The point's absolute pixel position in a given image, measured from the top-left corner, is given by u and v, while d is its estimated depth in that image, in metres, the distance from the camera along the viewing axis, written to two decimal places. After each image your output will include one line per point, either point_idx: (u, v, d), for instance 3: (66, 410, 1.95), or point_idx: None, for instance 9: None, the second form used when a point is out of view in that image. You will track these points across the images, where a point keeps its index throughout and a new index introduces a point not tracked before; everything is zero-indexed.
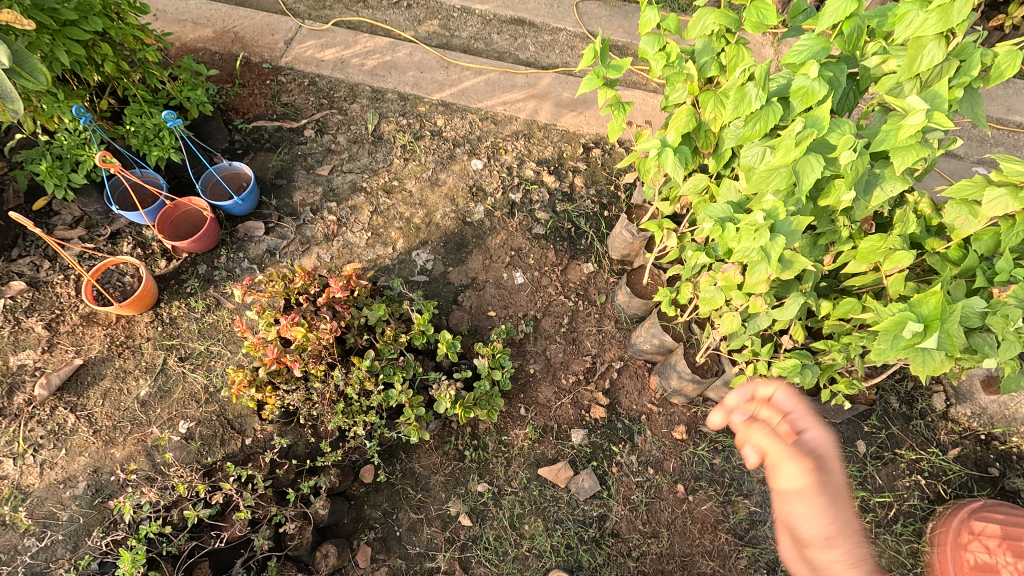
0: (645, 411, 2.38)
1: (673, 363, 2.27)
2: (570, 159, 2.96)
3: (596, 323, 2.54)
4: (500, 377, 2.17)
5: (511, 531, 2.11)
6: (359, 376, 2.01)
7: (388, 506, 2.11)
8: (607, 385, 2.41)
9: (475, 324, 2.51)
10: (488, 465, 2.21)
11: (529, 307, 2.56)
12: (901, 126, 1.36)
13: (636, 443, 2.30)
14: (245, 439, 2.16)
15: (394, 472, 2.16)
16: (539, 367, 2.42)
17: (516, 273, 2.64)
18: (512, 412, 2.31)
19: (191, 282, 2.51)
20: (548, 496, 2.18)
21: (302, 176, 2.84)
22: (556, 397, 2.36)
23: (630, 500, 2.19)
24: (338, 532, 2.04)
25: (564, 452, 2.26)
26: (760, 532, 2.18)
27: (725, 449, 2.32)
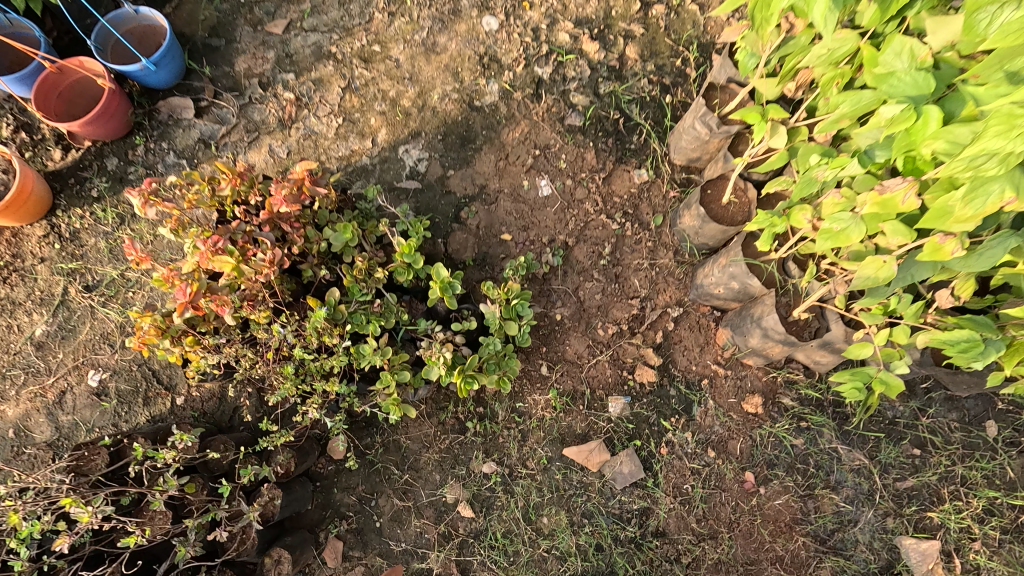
0: (707, 374, 1.78)
1: (757, 316, 1.64)
2: (622, 17, 2.07)
3: (647, 254, 1.86)
4: (516, 333, 1.56)
5: (525, 526, 1.63)
6: (316, 329, 1.41)
7: (366, 490, 1.62)
8: (659, 340, 1.79)
9: (483, 251, 1.87)
10: (497, 440, 1.67)
11: (557, 230, 1.88)
12: None
13: (693, 418, 1.74)
14: (176, 399, 1.64)
15: (374, 448, 1.63)
16: (568, 313, 1.80)
17: (541, 181, 1.92)
18: (530, 373, 1.73)
19: (97, 182, 1.83)
20: (575, 483, 1.66)
21: (246, 35, 2.02)
22: (589, 354, 1.76)
23: (682, 491, 1.67)
24: (300, 522, 1.57)
25: (598, 427, 1.71)
26: (848, 536, 1.68)
27: (811, 429, 1.75)
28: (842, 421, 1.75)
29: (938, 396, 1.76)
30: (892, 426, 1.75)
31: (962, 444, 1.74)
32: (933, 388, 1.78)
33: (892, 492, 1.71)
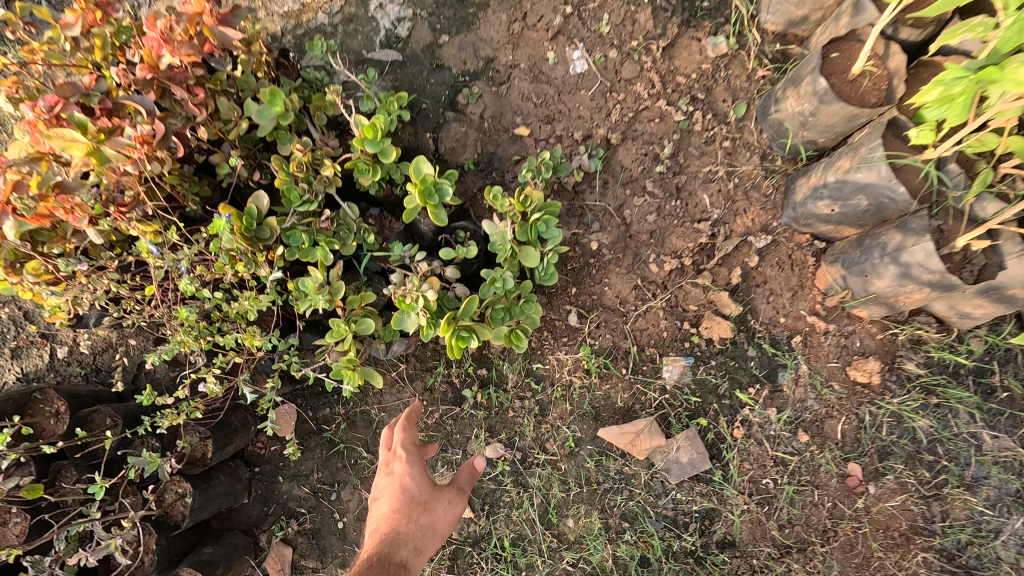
0: (800, 329, 1.28)
1: (895, 246, 1.10)
2: None
3: (722, 158, 1.30)
4: (535, 264, 1.04)
5: (543, 530, 1.19)
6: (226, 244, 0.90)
7: (323, 480, 1.17)
8: (735, 281, 1.28)
9: (489, 152, 1.31)
10: (506, 414, 1.21)
11: (594, 122, 1.30)
12: None
13: (778, 389, 1.25)
14: (56, 350, 1.18)
15: (334, 424, 1.17)
16: (609, 241, 1.27)
17: (575, 51, 1.32)
18: (554, 323, 1.24)
19: None
20: (612, 474, 1.20)
21: None
22: (636, 299, 1.26)
23: (759, 489, 1.21)
24: (233, 520, 1.15)
25: (645, 400, 1.22)
26: (988, 553, 1.21)
27: (945, 408, 1.25)
28: (992, 397, 1.24)
29: None
30: None
31: None
32: None
33: None
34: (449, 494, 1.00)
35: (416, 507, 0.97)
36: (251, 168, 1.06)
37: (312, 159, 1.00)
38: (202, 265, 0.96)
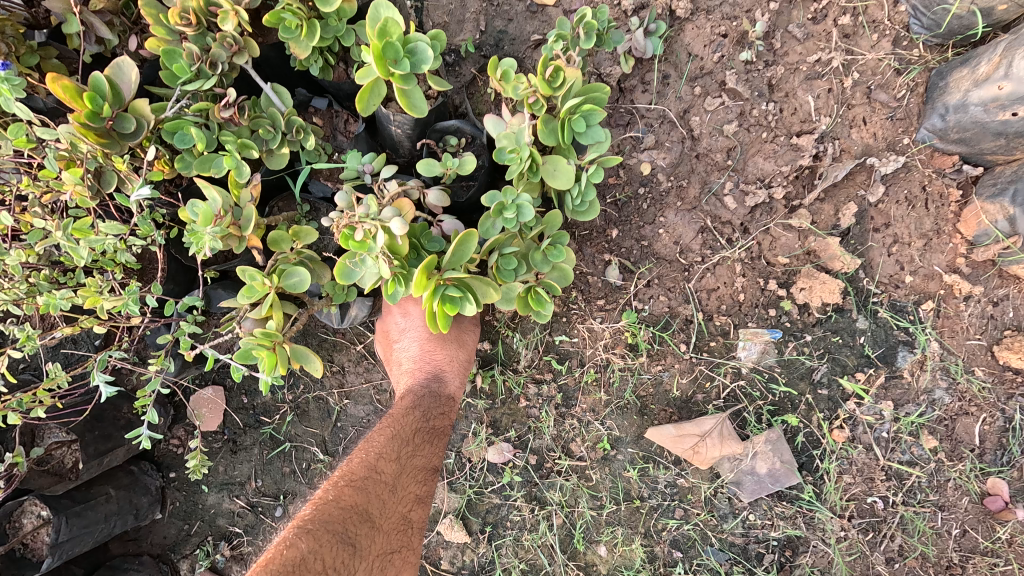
0: (935, 294, 0.89)
1: None
2: None
3: (838, 41, 0.87)
4: (565, 185, 0.66)
5: (565, 556, 0.90)
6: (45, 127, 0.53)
7: (263, 491, 0.85)
8: (845, 224, 0.89)
9: (491, 23, 0.87)
10: (518, 403, 0.89)
11: None
12: None
13: (897, 377, 0.89)
14: None
15: (275, 418, 0.84)
16: (665, 165, 0.88)
17: None
18: (583, 281, 0.89)
19: None
20: (660, 487, 0.88)
21: None
22: (702, 249, 0.89)
23: (864, 512, 0.88)
24: (141, 542, 0.84)
25: (710, 388, 0.89)
26: None
27: None
28: None
29: None
30: None
31: None
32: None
33: None
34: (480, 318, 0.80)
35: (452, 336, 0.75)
36: (124, 32, 0.68)
37: (206, 5, 0.61)
38: (28, 174, 0.60)
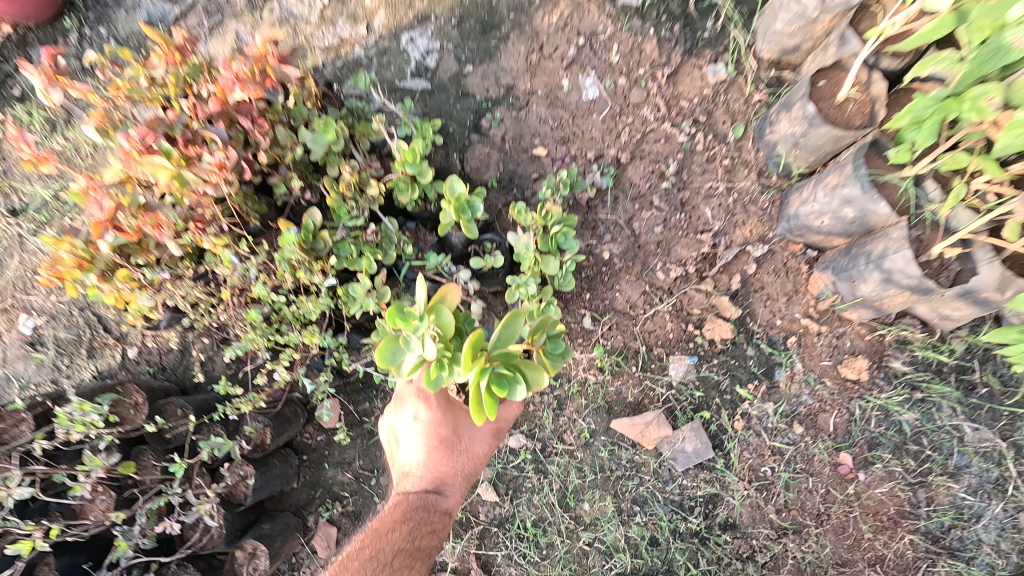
0: (795, 331, 1.39)
1: (875, 254, 1.22)
2: None
3: (722, 175, 1.43)
4: (554, 271, 1.18)
5: (562, 513, 1.32)
6: (287, 257, 1.05)
7: (363, 466, 1.31)
8: (735, 287, 1.40)
9: (510, 171, 1.45)
10: (527, 408, 1.33)
11: (607, 144, 1.44)
12: None
13: (775, 385, 1.36)
14: (128, 350, 1.31)
15: (372, 416, 1.30)
16: (619, 251, 1.40)
17: (587, 81, 1.46)
18: (570, 325, 1.38)
19: (22, 80, 1.44)
20: (624, 462, 1.33)
21: None
22: (644, 303, 1.38)
23: (759, 476, 1.33)
24: (285, 501, 1.30)
25: (654, 395, 1.36)
26: (967, 535, 1.33)
27: (927, 403, 1.37)
28: (970, 395, 1.36)
29: None
30: None
31: None
32: None
33: None
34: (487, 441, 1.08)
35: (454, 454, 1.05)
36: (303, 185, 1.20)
37: (359, 180, 1.15)
38: (266, 273, 1.11)
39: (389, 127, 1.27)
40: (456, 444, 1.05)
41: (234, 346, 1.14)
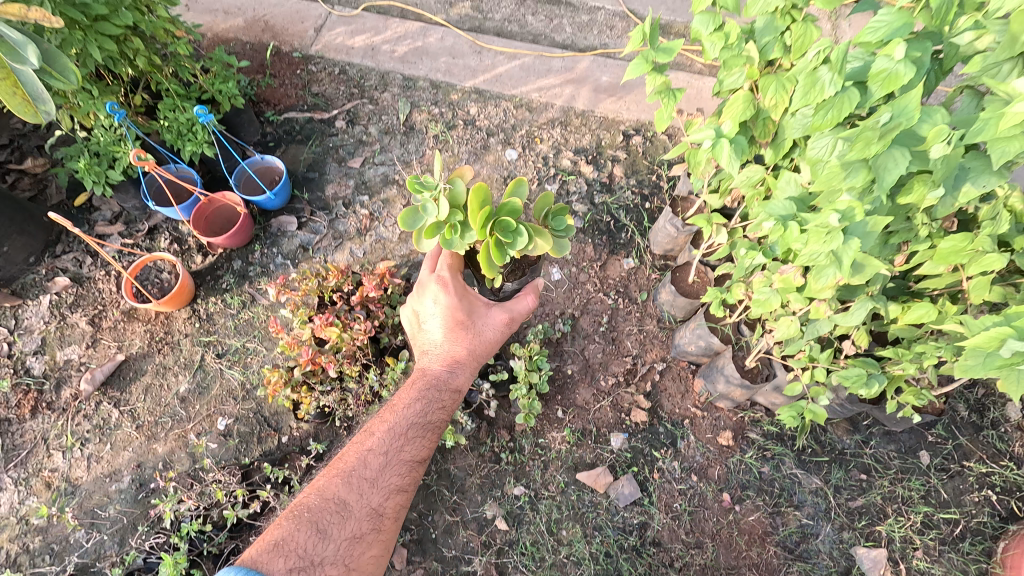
0: (688, 415, 2.26)
1: (720, 367, 2.14)
2: (609, 148, 2.82)
3: (635, 322, 2.42)
4: (538, 381, 2.13)
5: (549, 537, 2.06)
6: (394, 377, 2.03)
7: (424, 509, 2.09)
8: (649, 388, 2.30)
9: None
10: (525, 467, 2.16)
11: (567, 304, 2.45)
12: (1004, 114, 1.24)
13: (679, 449, 2.20)
14: (282, 437, 2.17)
15: (430, 474, 2.13)
16: (577, 368, 2.33)
17: (553, 268, 2.52)
18: (549, 414, 2.24)
19: (227, 277, 2.49)
20: (587, 502, 2.11)
21: (334, 170, 2.77)
22: (594, 400, 2.27)
23: (672, 508, 2.11)
24: None
25: (603, 458, 2.18)
26: (812, 546, 2.07)
27: (774, 458, 2.20)
28: (799, 452, 2.21)
29: (876, 430, 2.24)
30: (841, 455, 2.21)
31: (899, 468, 2.19)
32: (872, 423, 2.26)
33: (845, 510, 2.12)
34: (491, 331, 1.72)
35: (466, 337, 1.70)
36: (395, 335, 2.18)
37: None
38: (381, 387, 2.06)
39: None
40: (468, 332, 1.69)
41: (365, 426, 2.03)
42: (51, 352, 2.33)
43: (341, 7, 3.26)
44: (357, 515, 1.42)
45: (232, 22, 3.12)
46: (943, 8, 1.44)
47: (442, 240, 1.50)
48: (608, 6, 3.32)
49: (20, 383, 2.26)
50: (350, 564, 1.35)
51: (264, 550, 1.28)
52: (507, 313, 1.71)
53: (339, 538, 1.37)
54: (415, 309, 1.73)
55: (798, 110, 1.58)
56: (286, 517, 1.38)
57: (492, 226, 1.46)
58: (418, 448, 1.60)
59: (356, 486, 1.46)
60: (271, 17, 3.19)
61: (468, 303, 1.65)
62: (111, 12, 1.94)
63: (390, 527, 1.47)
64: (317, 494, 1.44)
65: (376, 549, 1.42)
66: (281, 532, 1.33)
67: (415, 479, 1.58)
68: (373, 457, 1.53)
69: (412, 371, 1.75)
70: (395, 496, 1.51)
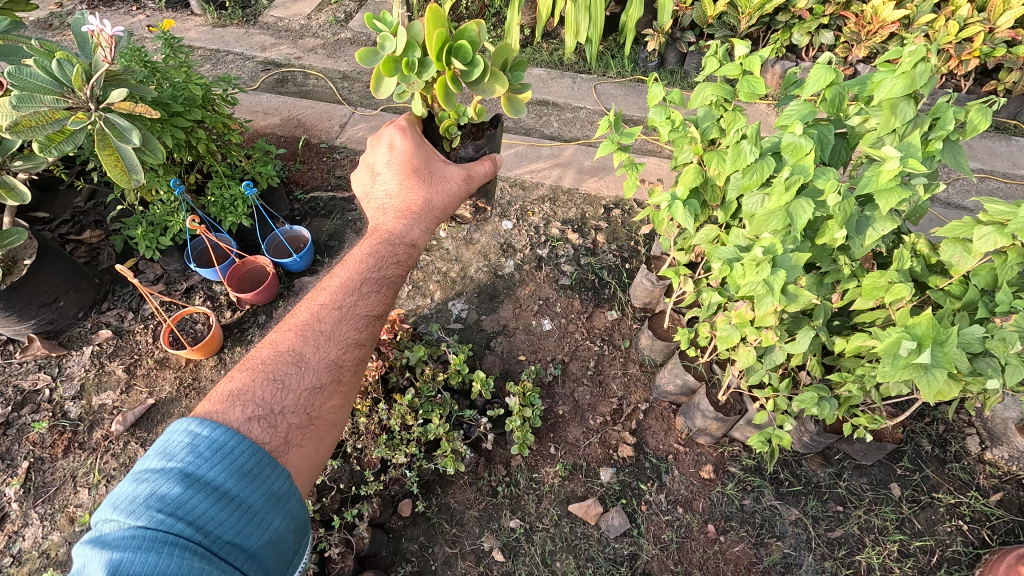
0: (672, 451, 2.45)
1: (696, 402, 2.35)
2: (592, 218, 3.24)
3: (620, 367, 2.67)
4: (531, 414, 2.38)
5: (543, 568, 2.15)
6: (401, 410, 2.24)
7: (424, 540, 2.21)
8: (634, 426, 2.51)
9: (506, 368, 2.66)
10: (520, 501, 2.30)
11: (557, 351, 2.71)
12: (881, 172, 1.63)
13: (663, 483, 2.36)
14: None
15: (431, 507, 2.27)
16: (568, 409, 2.55)
17: (545, 320, 2.82)
18: (542, 451, 2.43)
19: (252, 330, 2.79)
20: (579, 533, 2.23)
21: (352, 238, 3.16)
22: (584, 437, 2.47)
23: (661, 539, 2.22)
24: (376, 563, 2.13)
25: (593, 491, 2.33)
26: None
27: (754, 490, 2.34)
28: (777, 484, 2.36)
29: (848, 463, 2.41)
30: (817, 487, 2.36)
31: (873, 498, 2.32)
32: (843, 457, 2.43)
33: (825, 540, 2.23)
34: (444, 187, 2.00)
35: (420, 186, 1.94)
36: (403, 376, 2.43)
37: (433, 375, 2.42)
38: (389, 421, 2.27)
39: (445, 346, 2.58)
40: (422, 181, 1.94)
41: (374, 451, 2.18)
42: (88, 397, 2.55)
43: (363, 109, 3.87)
44: (315, 366, 1.47)
45: (271, 121, 3.71)
46: (835, 98, 1.84)
47: (400, 76, 1.82)
48: (588, 107, 3.96)
49: (56, 425, 2.47)
50: (312, 413, 1.41)
51: (218, 403, 1.31)
52: (462, 172, 2.09)
53: (299, 388, 1.42)
54: (370, 165, 2.00)
55: (731, 175, 1.97)
56: (240, 372, 1.41)
57: (447, 54, 1.79)
58: (372, 304, 1.69)
59: (311, 339, 1.51)
60: (304, 116, 3.78)
61: (422, 157, 1.98)
62: (186, 110, 2.43)
63: (349, 377, 1.55)
64: (272, 349, 1.49)
65: (337, 399, 1.50)
66: (237, 385, 1.37)
67: (372, 334, 1.66)
68: (327, 312, 1.59)
69: (366, 228, 1.88)
70: (352, 349, 1.58)
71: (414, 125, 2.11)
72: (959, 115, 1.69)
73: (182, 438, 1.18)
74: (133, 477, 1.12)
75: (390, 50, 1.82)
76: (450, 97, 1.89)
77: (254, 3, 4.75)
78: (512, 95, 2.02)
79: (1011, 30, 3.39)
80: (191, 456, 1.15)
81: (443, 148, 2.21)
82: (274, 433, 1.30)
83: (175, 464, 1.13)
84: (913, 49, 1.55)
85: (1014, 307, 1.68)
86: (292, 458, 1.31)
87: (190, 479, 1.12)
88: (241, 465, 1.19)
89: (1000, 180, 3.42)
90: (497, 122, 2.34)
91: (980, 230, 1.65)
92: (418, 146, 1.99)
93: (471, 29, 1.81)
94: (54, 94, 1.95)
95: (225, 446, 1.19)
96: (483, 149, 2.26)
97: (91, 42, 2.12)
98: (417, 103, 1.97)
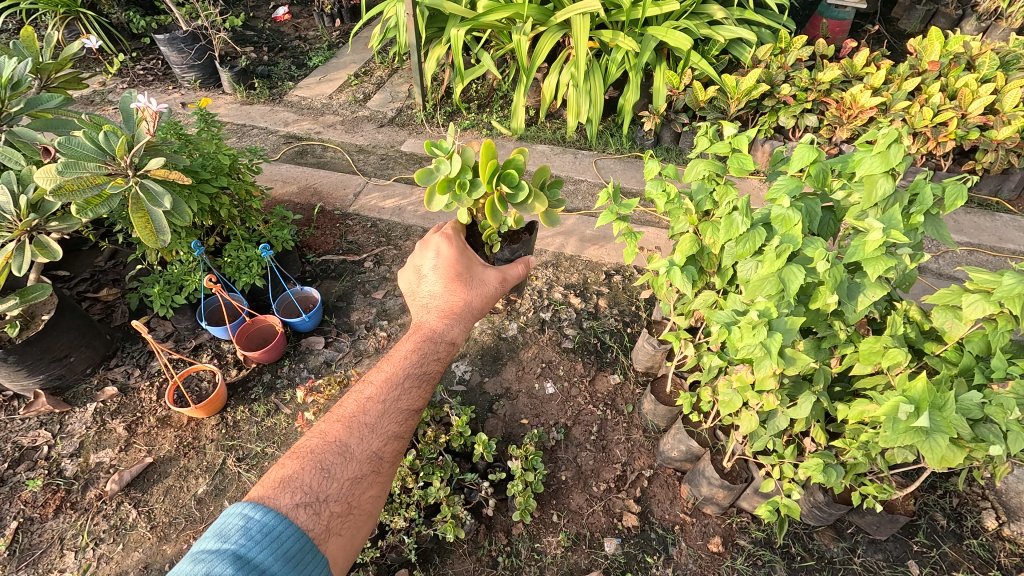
0: (678, 521, 2.38)
1: (702, 469, 2.31)
2: (593, 283, 3.33)
3: (622, 432, 2.65)
4: (533, 478, 2.34)
5: None
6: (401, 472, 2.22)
7: None
8: (639, 494, 2.45)
9: (508, 432, 2.64)
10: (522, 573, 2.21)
11: (560, 415, 2.70)
12: (867, 242, 1.72)
13: (670, 556, 2.27)
14: None
15: None
16: (571, 475, 2.50)
17: (548, 383, 2.83)
18: (545, 519, 2.36)
19: (256, 388, 2.80)
20: None
21: (360, 299, 3.24)
22: (587, 505, 2.41)
23: None
24: None
25: (598, 564, 2.24)
26: None
27: (765, 566, 2.25)
28: (789, 559, 2.27)
29: (861, 538, 2.32)
30: (831, 563, 2.27)
31: None
32: (856, 531, 2.34)
33: None
34: (483, 289, 2.08)
35: (462, 290, 2.02)
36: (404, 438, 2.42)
37: (434, 437, 2.39)
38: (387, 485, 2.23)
39: (448, 408, 2.58)
40: (464, 286, 2.02)
41: None
42: (86, 455, 2.53)
43: (376, 179, 4.11)
44: (358, 457, 1.52)
45: (289, 189, 3.93)
46: (819, 174, 1.97)
47: (453, 195, 2.00)
48: (589, 179, 4.19)
49: (51, 483, 2.43)
50: (352, 503, 1.44)
51: (269, 489, 1.35)
52: (499, 275, 2.17)
53: (342, 478, 1.46)
54: (416, 268, 2.08)
55: (725, 244, 2.07)
56: (290, 459, 1.46)
57: (497, 179, 1.98)
58: (413, 399, 1.73)
59: (356, 431, 1.56)
60: (320, 185, 4.01)
61: (464, 264, 2.07)
62: (212, 178, 2.60)
63: (387, 469, 1.58)
64: (319, 439, 1.53)
65: (374, 490, 1.53)
66: (286, 472, 1.41)
67: (411, 427, 1.70)
68: (372, 405, 1.64)
69: (409, 325, 1.94)
70: (392, 442, 1.61)
71: (458, 232, 2.23)
72: (937, 190, 1.81)
73: (236, 521, 1.22)
74: (190, 558, 1.16)
75: (445, 171, 2.01)
76: (497, 213, 2.07)
77: (281, 84, 5.15)
78: (554, 211, 2.18)
79: (983, 116, 3.63)
80: (245, 539, 1.20)
81: (484, 253, 2.35)
82: (317, 521, 1.34)
83: (229, 546, 1.18)
84: (886, 131, 1.70)
85: (1010, 373, 1.71)
86: (331, 547, 1.34)
87: (242, 561, 1.16)
88: (288, 549, 1.23)
89: (987, 252, 3.54)
90: (532, 228, 2.47)
91: (968, 298, 1.71)
92: (461, 253, 2.09)
93: (519, 158, 2.00)
94: (97, 161, 2.13)
95: (275, 530, 1.24)
96: (519, 252, 2.39)
97: (136, 116, 2.32)
98: (463, 212, 2.10)
